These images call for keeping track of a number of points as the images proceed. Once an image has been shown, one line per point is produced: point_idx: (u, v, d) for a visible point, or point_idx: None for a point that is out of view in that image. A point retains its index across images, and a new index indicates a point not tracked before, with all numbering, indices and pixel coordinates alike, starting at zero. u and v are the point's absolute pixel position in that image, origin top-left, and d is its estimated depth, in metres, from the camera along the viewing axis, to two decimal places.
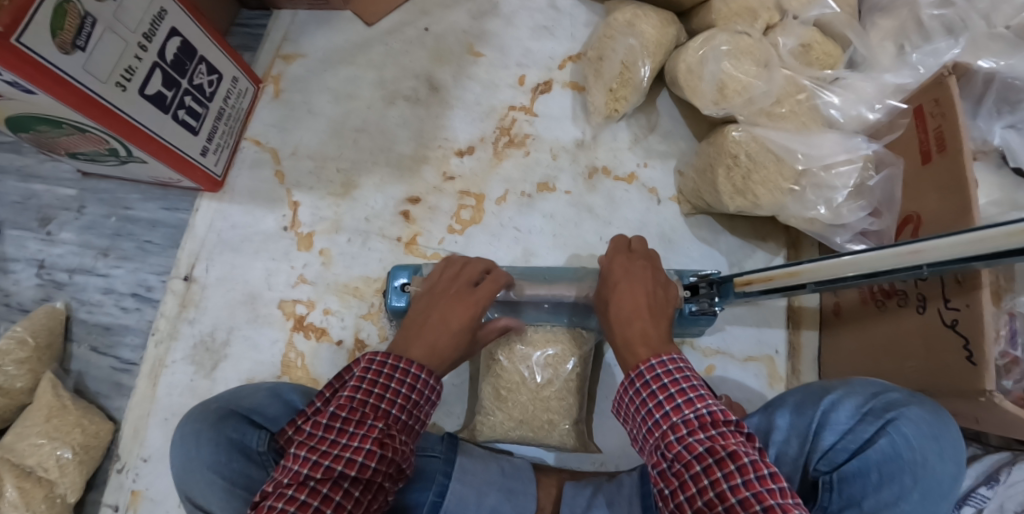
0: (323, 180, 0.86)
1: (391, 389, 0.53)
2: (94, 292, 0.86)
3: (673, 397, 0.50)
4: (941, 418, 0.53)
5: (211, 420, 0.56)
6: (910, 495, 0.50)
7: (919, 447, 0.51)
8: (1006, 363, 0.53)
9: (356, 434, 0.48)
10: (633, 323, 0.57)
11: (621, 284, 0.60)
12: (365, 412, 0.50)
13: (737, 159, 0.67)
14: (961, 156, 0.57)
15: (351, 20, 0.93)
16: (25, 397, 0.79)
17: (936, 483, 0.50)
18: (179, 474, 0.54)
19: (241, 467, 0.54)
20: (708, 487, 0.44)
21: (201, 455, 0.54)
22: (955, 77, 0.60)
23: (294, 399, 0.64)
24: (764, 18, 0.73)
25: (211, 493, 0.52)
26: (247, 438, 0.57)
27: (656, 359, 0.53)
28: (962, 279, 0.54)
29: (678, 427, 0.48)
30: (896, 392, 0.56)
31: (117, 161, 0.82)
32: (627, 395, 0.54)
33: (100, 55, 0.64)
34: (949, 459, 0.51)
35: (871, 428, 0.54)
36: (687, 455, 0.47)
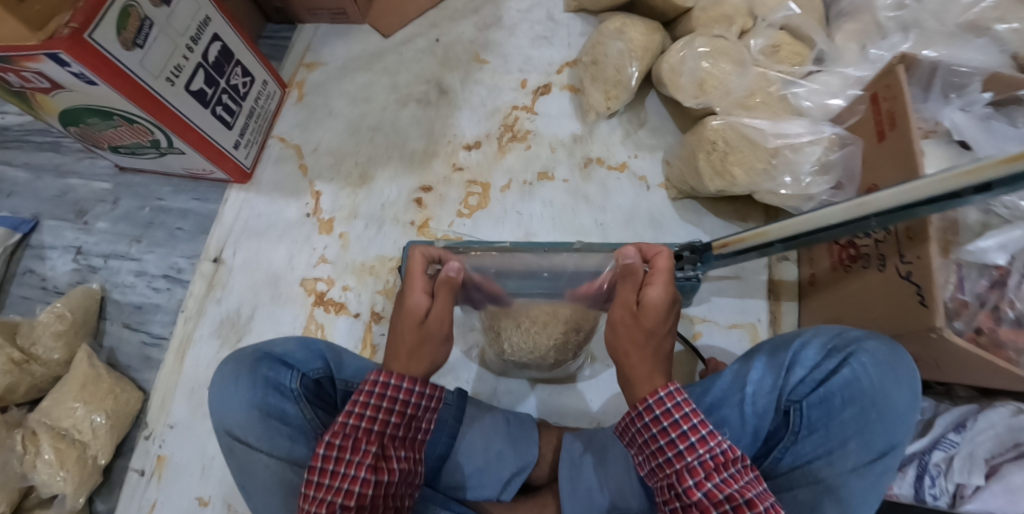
0: (341, 172, 0.94)
1: (384, 408, 0.52)
2: (127, 274, 0.93)
3: (682, 435, 0.49)
4: (897, 351, 0.58)
5: (247, 363, 0.62)
6: (871, 420, 0.56)
7: (879, 378, 0.57)
8: (956, 306, 0.60)
9: (352, 467, 0.49)
10: (645, 358, 0.54)
11: (648, 303, 0.57)
12: (359, 438, 0.51)
13: (716, 145, 0.76)
14: (909, 132, 0.64)
15: (368, 32, 1.03)
16: (60, 369, 0.84)
17: (893, 409, 0.56)
18: (217, 411, 0.61)
19: (276, 403, 0.60)
20: None
21: (240, 392, 0.60)
22: (903, 66, 0.68)
23: (321, 347, 0.67)
24: (739, 23, 0.83)
25: (247, 425, 0.60)
26: (280, 377, 0.61)
27: (664, 389, 0.51)
28: (912, 235, 0.61)
29: (694, 470, 0.48)
30: (857, 330, 0.62)
31: (156, 153, 0.90)
32: (635, 425, 0.53)
33: (154, 53, 0.74)
34: (906, 384, 0.56)
35: (835, 361, 0.60)
36: (704, 501, 0.47)
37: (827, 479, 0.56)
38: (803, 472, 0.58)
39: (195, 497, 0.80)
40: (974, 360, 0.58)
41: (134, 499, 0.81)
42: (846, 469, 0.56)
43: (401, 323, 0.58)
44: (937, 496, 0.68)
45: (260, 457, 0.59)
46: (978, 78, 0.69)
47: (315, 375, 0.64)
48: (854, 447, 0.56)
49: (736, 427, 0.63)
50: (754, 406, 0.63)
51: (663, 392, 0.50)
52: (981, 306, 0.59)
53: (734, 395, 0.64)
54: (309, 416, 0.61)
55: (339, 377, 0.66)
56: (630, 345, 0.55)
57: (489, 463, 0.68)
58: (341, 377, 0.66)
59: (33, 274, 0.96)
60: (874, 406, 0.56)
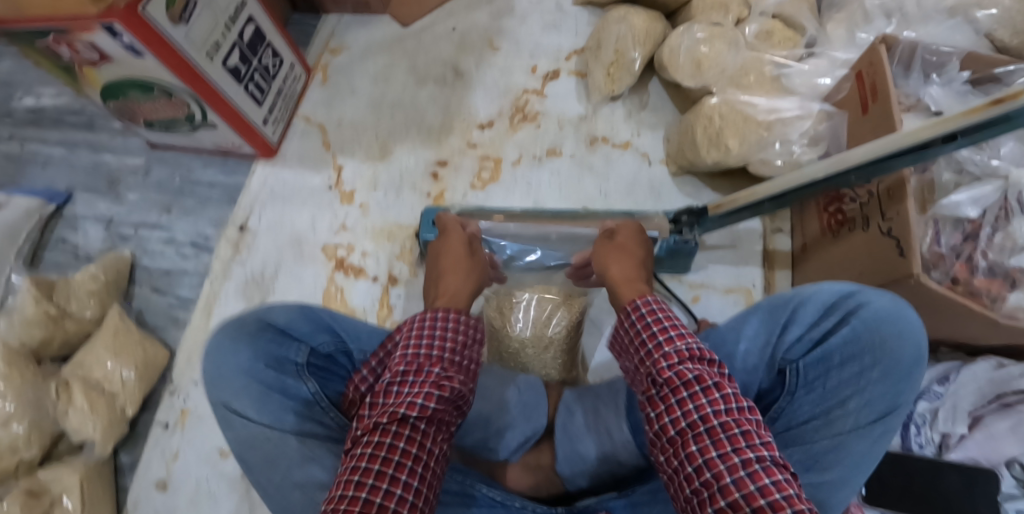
0: (362, 146, 0.98)
1: (438, 335, 0.55)
2: (156, 242, 0.98)
3: (667, 330, 0.53)
4: (900, 309, 0.61)
5: (240, 332, 0.56)
6: (870, 374, 0.59)
7: (877, 331, 0.60)
8: (933, 258, 0.65)
9: (414, 383, 0.51)
10: (624, 263, 0.67)
11: (620, 236, 0.71)
12: (421, 362, 0.53)
13: (712, 120, 0.83)
14: (888, 101, 0.70)
15: (388, 21, 1.09)
16: (92, 326, 0.89)
17: (894, 361, 0.58)
18: (209, 382, 0.55)
19: (278, 376, 0.56)
20: (690, 410, 0.47)
21: (237, 363, 0.54)
22: (884, 46, 0.75)
23: (321, 315, 0.63)
24: (734, 12, 0.90)
25: (245, 399, 0.53)
26: (285, 349, 0.59)
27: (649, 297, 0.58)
28: (892, 194, 0.67)
29: (670, 356, 0.51)
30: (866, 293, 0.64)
31: (189, 128, 0.96)
32: (625, 327, 0.58)
33: (197, 30, 0.80)
34: (908, 338, 0.59)
35: (834, 320, 0.63)
36: (675, 382, 0.49)
37: (826, 436, 0.59)
38: (801, 430, 0.61)
39: (217, 447, 0.84)
40: (950, 304, 0.62)
41: (158, 448, 0.85)
42: (844, 426, 0.59)
43: (454, 246, 0.76)
44: (923, 446, 0.73)
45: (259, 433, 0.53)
46: (956, 56, 0.75)
47: (324, 348, 0.62)
48: (851, 403, 0.60)
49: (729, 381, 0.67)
50: (747, 364, 0.67)
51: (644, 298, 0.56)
52: (956, 258, 0.64)
53: (728, 350, 0.69)
54: (314, 391, 0.59)
55: (352, 349, 0.66)
56: (617, 262, 0.67)
57: (501, 431, 0.71)
58: (355, 348, 0.66)
59: (67, 242, 1.02)
60: (874, 359, 0.59)
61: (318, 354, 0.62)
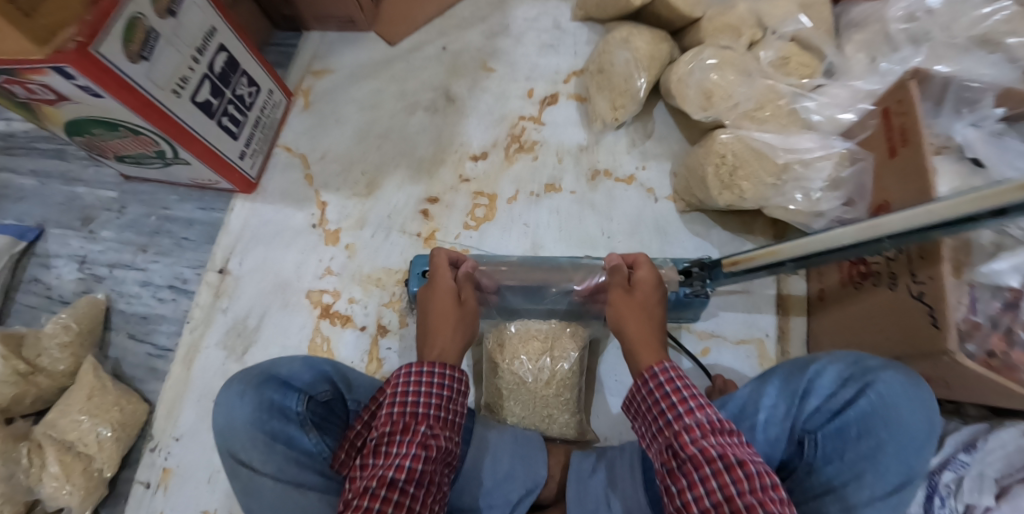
0: (348, 181, 0.93)
1: (424, 393, 0.58)
2: (132, 284, 0.93)
3: (686, 400, 0.53)
4: (914, 381, 0.58)
5: (254, 383, 0.61)
6: (887, 450, 0.56)
7: (894, 405, 0.57)
8: (968, 328, 0.59)
9: (401, 445, 0.54)
10: (642, 323, 0.61)
11: (640, 282, 0.64)
12: (407, 422, 0.56)
13: (724, 158, 0.75)
14: (920, 148, 0.64)
15: (374, 39, 1.02)
16: (66, 380, 0.84)
17: (910, 438, 0.56)
18: (221, 431, 0.59)
19: (281, 426, 0.60)
20: (715, 488, 0.46)
21: (244, 413, 0.59)
22: (915, 81, 0.68)
23: (327, 368, 0.67)
24: (747, 34, 0.82)
25: (253, 449, 0.57)
26: (286, 401, 0.61)
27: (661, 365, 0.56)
28: (925, 255, 0.60)
29: (692, 428, 0.50)
30: (874, 359, 0.61)
31: (161, 163, 0.90)
32: (642, 393, 0.57)
33: (160, 66, 0.73)
34: (923, 417, 0.56)
35: (851, 391, 0.59)
36: (699, 456, 0.48)
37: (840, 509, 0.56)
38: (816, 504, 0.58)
39: (201, 509, 0.80)
40: (987, 383, 0.57)
41: (140, 510, 0.80)
42: (861, 503, 0.55)
43: (442, 299, 0.68)
44: None
45: (269, 485, 0.56)
46: (992, 93, 0.68)
47: (322, 398, 0.64)
48: (869, 478, 0.55)
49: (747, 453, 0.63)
50: (766, 433, 0.64)
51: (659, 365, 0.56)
52: (995, 329, 0.58)
53: (746, 420, 0.65)
54: (315, 441, 0.62)
55: (348, 398, 0.68)
56: (634, 324, 0.61)
57: (498, 483, 0.66)
58: (352, 397, 0.68)
59: (39, 283, 0.96)
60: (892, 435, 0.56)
61: (317, 402, 0.63)
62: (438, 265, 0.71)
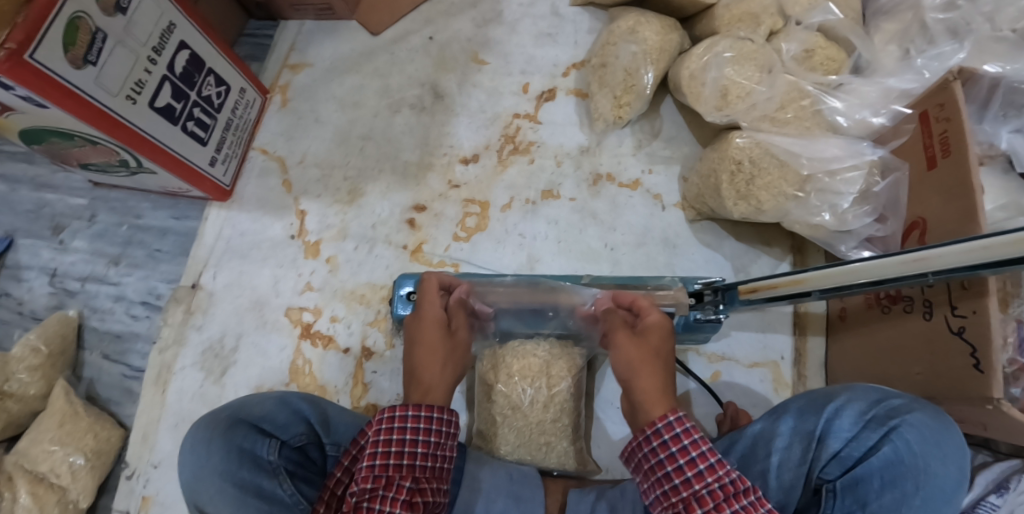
0: (329, 188, 0.87)
1: (410, 442, 0.52)
2: (105, 299, 0.88)
3: (695, 462, 0.47)
4: (944, 424, 0.50)
5: (221, 429, 0.55)
6: (912, 502, 0.48)
7: (922, 454, 0.49)
8: (1014, 370, 0.52)
9: (389, 504, 0.47)
10: (652, 371, 0.54)
11: (650, 328, 0.57)
12: (392, 475, 0.50)
13: (740, 165, 0.68)
14: (966, 160, 0.56)
15: (356, 29, 0.94)
16: (37, 404, 0.80)
17: (938, 491, 0.48)
18: (188, 483, 0.54)
19: (251, 476, 0.53)
20: None
21: (211, 462, 0.53)
22: (959, 82, 0.59)
23: (304, 407, 0.61)
24: (767, 23, 0.73)
25: (221, 502, 0.52)
26: (257, 447, 0.55)
27: (673, 416, 0.49)
28: (968, 286, 0.53)
29: (704, 499, 0.46)
30: (901, 398, 0.53)
31: (127, 172, 0.84)
32: (641, 450, 0.51)
33: (111, 70, 0.66)
34: (954, 465, 0.49)
35: (874, 435, 0.52)
36: None
37: None
38: None
39: None
40: None
41: None
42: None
43: (429, 330, 0.62)
44: None
45: None
46: None
47: (297, 442, 0.59)
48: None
49: None
50: (778, 479, 0.55)
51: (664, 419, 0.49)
52: None
53: (757, 463, 0.57)
54: (291, 491, 0.55)
55: (326, 441, 0.61)
56: (643, 375, 0.54)
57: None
58: (330, 440, 0.62)
59: (9, 296, 0.91)
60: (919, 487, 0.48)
61: (290, 447, 0.58)
62: (427, 295, 0.65)
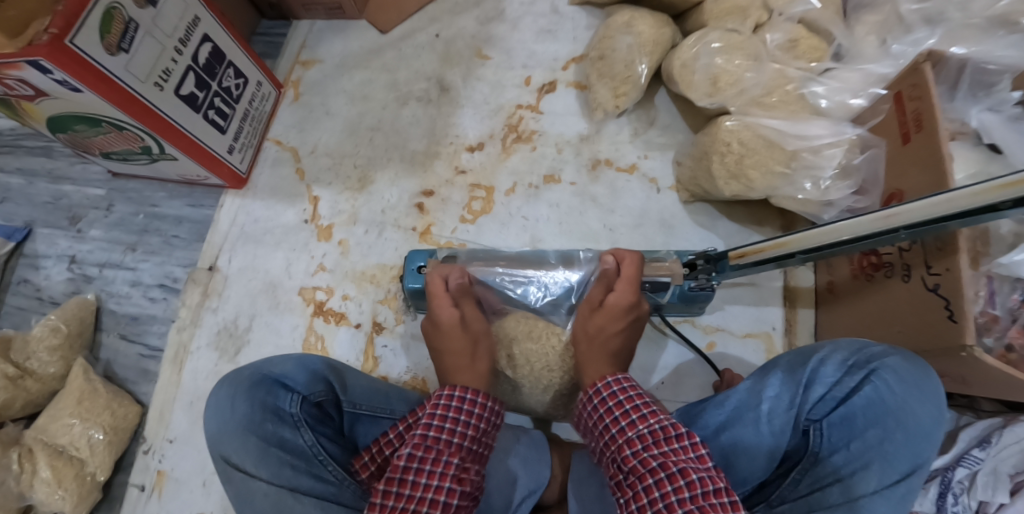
0: (340, 175, 0.91)
1: (459, 422, 0.58)
2: (122, 284, 0.91)
3: (629, 413, 0.57)
4: (921, 368, 0.54)
5: (244, 386, 0.59)
6: (894, 438, 0.53)
7: (903, 394, 0.54)
8: (986, 321, 0.57)
9: (433, 476, 0.52)
10: (595, 351, 0.66)
11: (605, 308, 0.67)
12: (440, 448, 0.55)
13: (731, 146, 0.73)
14: (937, 133, 0.60)
15: (365, 28, 0.99)
16: (56, 383, 0.82)
17: (920, 428, 0.52)
18: (211, 435, 0.57)
19: (274, 428, 0.57)
20: (658, 498, 0.50)
21: (236, 417, 0.57)
22: (930, 64, 0.64)
23: (322, 368, 0.64)
24: (754, 16, 0.79)
25: (245, 453, 0.55)
26: (280, 401, 0.59)
27: (611, 378, 0.61)
28: (942, 246, 0.57)
29: (633, 442, 0.55)
30: (878, 345, 0.59)
31: (148, 159, 0.87)
32: (589, 408, 0.61)
33: (141, 58, 0.70)
34: (932, 405, 0.53)
35: (856, 378, 0.57)
36: (640, 469, 0.52)
37: (845, 502, 0.52)
38: (822, 494, 0.55)
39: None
40: (1009, 380, 0.55)
41: None
42: (869, 490, 0.52)
43: (450, 335, 0.67)
44: None
45: (261, 488, 0.54)
46: (1009, 75, 0.66)
47: (316, 399, 0.62)
48: (877, 468, 0.52)
49: (752, 447, 0.61)
50: (770, 425, 0.60)
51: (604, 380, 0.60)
52: (1013, 321, 0.56)
53: (750, 413, 0.61)
54: (311, 443, 0.59)
55: (343, 399, 0.65)
56: (586, 353, 0.66)
57: (500, 487, 0.64)
58: (345, 398, 0.65)
59: (28, 284, 0.94)
60: (900, 424, 0.53)
61: (311, 402, 0.61)
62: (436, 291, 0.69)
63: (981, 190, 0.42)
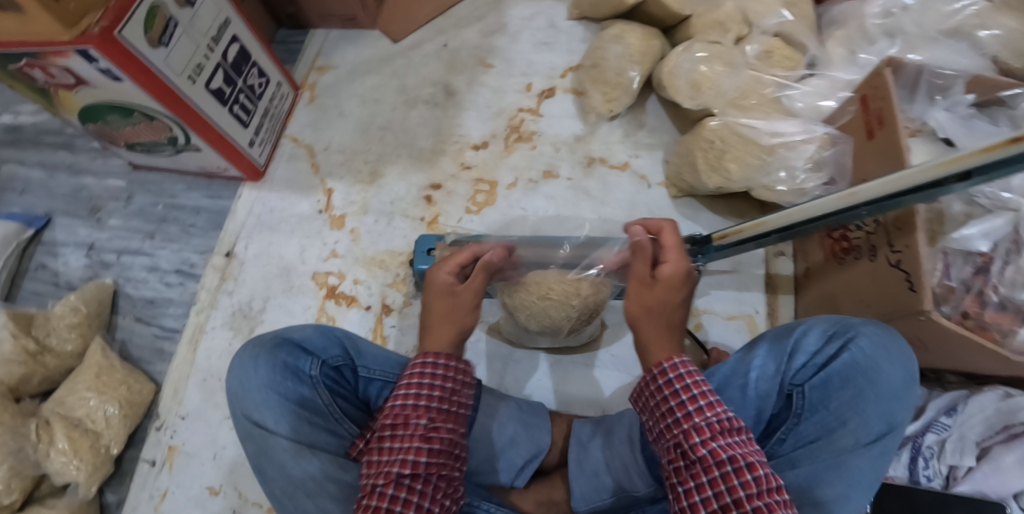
0: (352, 169, 0.97)
1: (426, 386, 0.56)
2: (140, 269, 0.95)
3: (695, 398, 0.52)
4: (891, 333, 0.60)
5: (266, 349, 0.63)
6: (868, 398, 0.58)
7: (874, 357, 0.59)
8: (943, 291, 0.64)
9: (403, 440, 0.52)
10: (659, 328, 0.58)
11: (663, 278, 0.59)
12: (407, 413, 0.54)
13: (713, 143, 0.80)
14: (895, 129, 0.68)
15: (377, 37, 1.07)
16: (73, 360, 0.86)
17: (890, 388, 0.57)
18: (236, 394, 0.61)
19: (294, 387, 0.61)
20: (724, 492, 0.47)
21: (259, 375, 0.61)
22: (890, 69, 0.72)
23: (338, 334, 0.69)
24: (733, 30, 0.87)
25: (266, 410, 0.60)
26: (300, 363, 0.63)
27: (675, 360, 0.54)
28: (901, 225, 0.64)
29: (700, 430, 0.50)
30: (856, 319, 0.64)
31: (172, 151, 0.93)
32: (650, 388, 0.55)
33: (178, 53, 0.76)
34: (899, 366, 0.58)
35: (835, 346, 0.61)
36: (709, 459, 0.48)
37: (830, 456, 0.57)
38: (805, 450, 0.60)
39: (206, 485, 0.82)
40: (963, 342, 0.61)
41: (145, 487, 0.82)
42: (846, 447, 0.57)
43: (436, 296, 0.65)
44: (931, 478, 0.71)
45: (279, 443, 0.58)
46: (961, 79, 0.74)
47: (334, 363, 0.66)
48: (854, 425, 0.58)
49: (739, 409, 0.65)
50: (756, 391, 0.65)
51: (670, 362, 0.54)
52: (967, 291, 0.63)
53: (737, 380, 0.66)
54: (328, 402, 0.63)
55: (358, 364, 0.69)
56: (645, 328, 0.58)
57: (503, 449, 0.69)
58: (359, 363, 0.69)
59: (45, 270, 0.97)
60: (872, 384, 0.57)
61: (329, 366, 0.65)
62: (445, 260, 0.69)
63: (929, 165, 0.49)
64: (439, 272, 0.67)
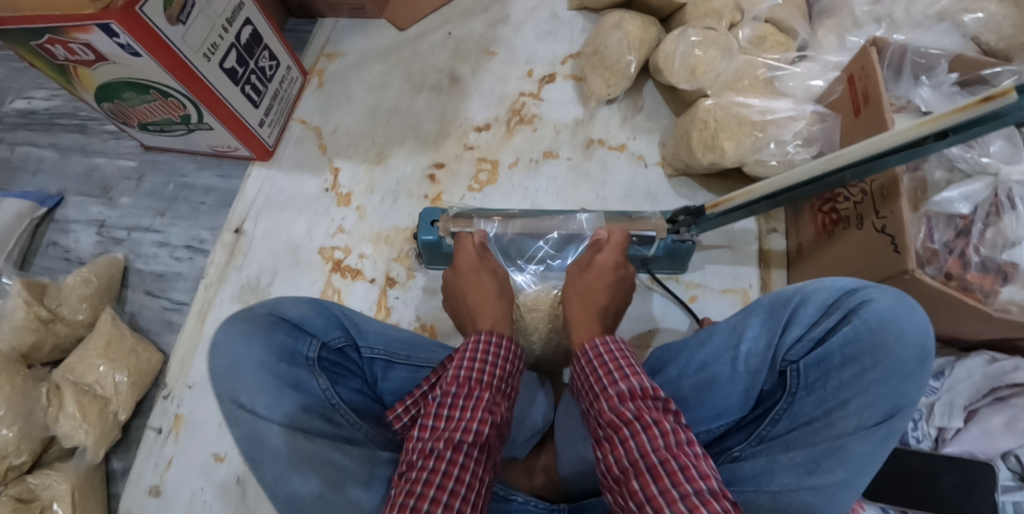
0: (359, 150, 1.00)
1: (491, 365, 0.57)
2: (150, 245, 0.98)
3: (611, 371, 0.53)
4: (904, 302, 0.54)
5: (261, 327, 0.58)
6: (871, 374, 0.53)
7: (879, 330, 0.54)
8: (927, 254, 0.67)
9: (467, 411, 0.52)
10: (587, 310, 0.64)
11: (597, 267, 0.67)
12: (471, 388, 0.54)
13: (707, 124, 0.84)
14: (880, 105, 0.71)
15: (384, 26, 1.11)
16: (84, 330, 0.87)
17: (898, 364, 0.52)
18: (221, 374, 0.55)
19: (289, 369, 0.57)
20: (632, 447, 0.47)
21: (251, 355, 0.56)
22: (876, 48, 0.75)
23: (336, 313, 0.66)
24: (727, 18, 0.90)
25: (257, 393, 0.54)
26: (299, 344, 0.60)
27: (599, 340, 0.57)
28: (886, 194, 0.67)
29: (612, 396, 0.51)
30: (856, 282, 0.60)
31: (184, 130, 0.95)
32: (576, 365, 0.57)
33: (194, 31, 0.79)
34: (911, 337, 0.52)
35: (835, 318, 0.57)
36: (617, 421, 0.49)
37: (828, 439, 0.53)
38: (801, 432, 0.56)
39: (211, 453, 0.83)
40: (946, 302, 0.64)
41: (151, 456, 0.83)
42: (846, 431, 0.52)
43: (476, 278, 0.69)
44: (920, 440, 0.74)
45: (271, 430, 0.52)
46: (945, 59, 0.77)
47: (334, 344, 0.65)
48: (853, 406, 0.53)
49: (728, 384, 0.62)
50: (747, 366, 0.61)
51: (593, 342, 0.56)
52: (950, 253, 0.66)
53: (727, 355, 0.62)
54: (324, 386, 0.60)
55: (360, 344, 0.69)
56: (574, 312, 0.64)
57: None
58: (363, 343, 0.69)
59: (57, 246, 0.99)
60: (875, 359, 0.53)
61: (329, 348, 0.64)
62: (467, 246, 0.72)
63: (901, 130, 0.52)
64: (466, 257, 0.71)
